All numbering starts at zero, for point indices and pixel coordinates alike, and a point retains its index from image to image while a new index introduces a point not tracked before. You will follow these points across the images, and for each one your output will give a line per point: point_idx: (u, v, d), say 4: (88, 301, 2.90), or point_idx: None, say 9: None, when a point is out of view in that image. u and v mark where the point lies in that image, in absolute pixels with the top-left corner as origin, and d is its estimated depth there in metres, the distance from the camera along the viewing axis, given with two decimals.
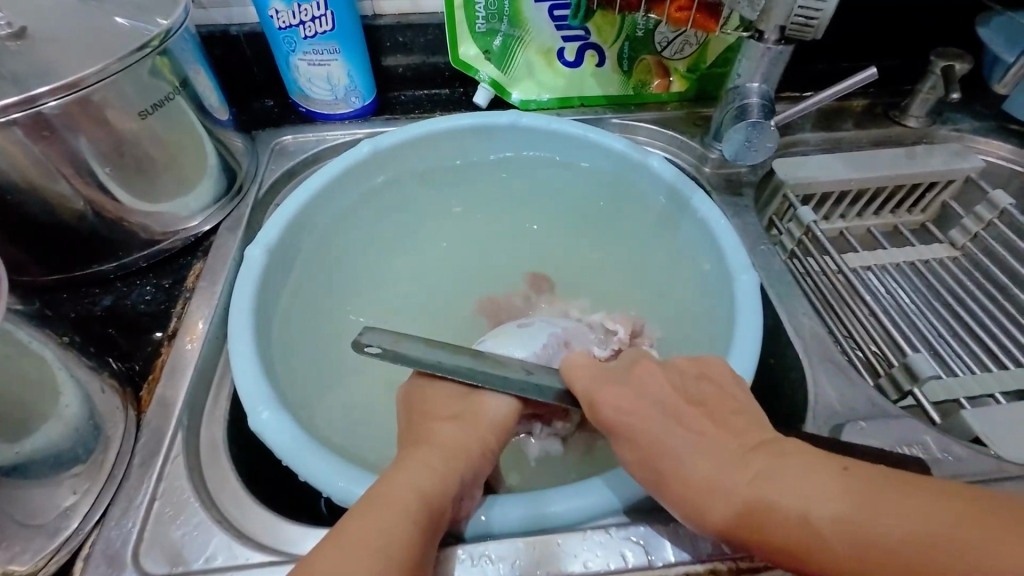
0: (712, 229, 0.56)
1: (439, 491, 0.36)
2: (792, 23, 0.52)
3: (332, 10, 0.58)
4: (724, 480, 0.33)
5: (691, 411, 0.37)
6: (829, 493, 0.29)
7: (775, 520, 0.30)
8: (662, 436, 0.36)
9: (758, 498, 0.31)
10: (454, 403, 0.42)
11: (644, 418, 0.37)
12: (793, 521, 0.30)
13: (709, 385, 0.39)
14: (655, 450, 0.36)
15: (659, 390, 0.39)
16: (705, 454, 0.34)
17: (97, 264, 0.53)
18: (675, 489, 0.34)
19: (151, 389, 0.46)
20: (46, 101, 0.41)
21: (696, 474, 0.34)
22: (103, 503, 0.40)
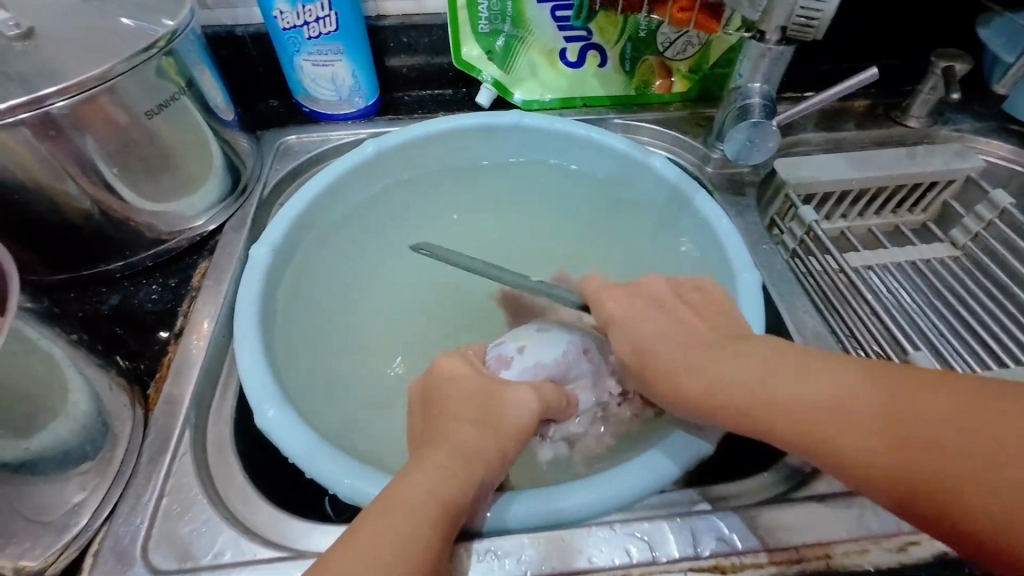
0: (714, 228, 0.56)
1: (456, 495, 0.36)
2: (793, 24, 0.52)
3: (336, 10, 0.58)
4: (727, 375, 0.36)
5: (694, 324, 0.41)
6: (829, 384, 0.32)
7: (775, 409, 0.33)
8: (665, 345, 0.40)
9: (760, 389, 0.34)
10: (474, 404, 0.41)
11: (652, 331, 0.41)
12: (793, 405, 0.32)
13: (709, 303, 0.43)
14: (659, 359, 0.39)
15: (662, 308, 0.43)
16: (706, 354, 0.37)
17: (103, 263, 0.53)
18: (678, 393, 0.38)
19: (158, 387, 0.47)
20: (54, 101, 0.42)
21: (700, 373, 0.37)
22: (111, 500, 0.40)
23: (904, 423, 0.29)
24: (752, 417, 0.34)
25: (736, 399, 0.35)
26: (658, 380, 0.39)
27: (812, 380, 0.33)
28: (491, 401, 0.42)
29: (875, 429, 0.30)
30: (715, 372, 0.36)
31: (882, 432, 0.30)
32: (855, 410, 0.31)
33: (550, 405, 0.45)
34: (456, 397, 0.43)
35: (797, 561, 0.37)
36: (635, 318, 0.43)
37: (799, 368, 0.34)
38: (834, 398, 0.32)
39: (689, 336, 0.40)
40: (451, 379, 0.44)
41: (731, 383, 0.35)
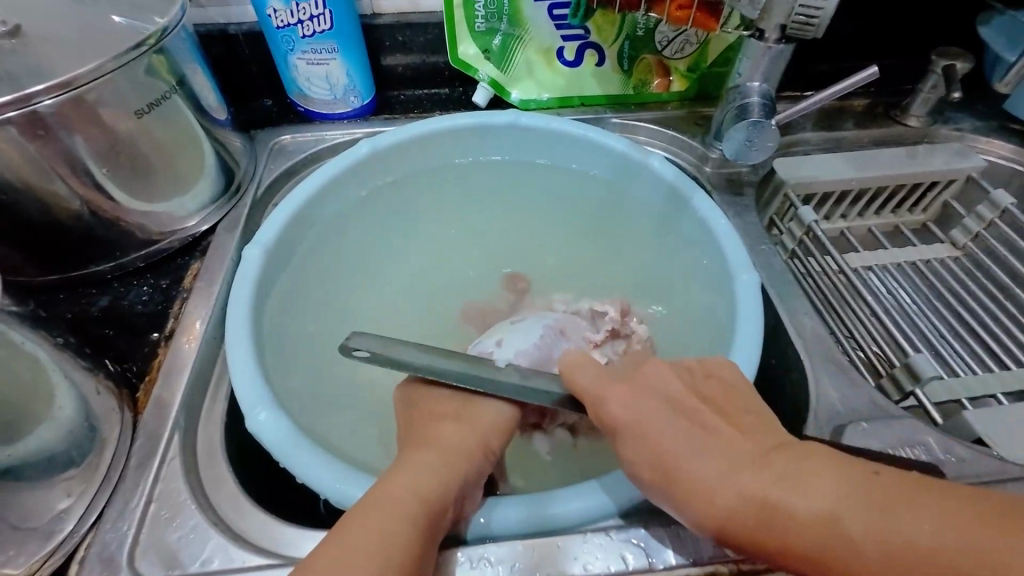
0: (712, 229, 0.55)
1: (439, 492, 0.35)
2: (793, 22, 0.52)
3: (330, 8, 0.58)
4: (742, 489, 0.32)
5: (703, 413, 0.37)
6: (853, 502, 0.29)
7: (795, 525, 0.30)
8: (670, 438, 0.35)
9: (777, 505, 0.30)
10: (454, 404, 0.42)
11: (654, 418, 0.36)
12: (817, 525, 0.29)
13: (717, 385, 0.39)
14: (664, 454, 0.35)
15: (665, 389, 0.38)
16: (716, 458, 0.34)
17: (94, 264, 0.53)
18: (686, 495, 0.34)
19: (147, 390, 0.46)
20: (42, 99, 0.41)
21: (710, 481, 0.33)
22: (98, 506, 0.39)
23: (946, 557, 0.26)
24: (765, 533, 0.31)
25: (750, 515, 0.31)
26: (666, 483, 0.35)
27: (834, 495, 0.29)
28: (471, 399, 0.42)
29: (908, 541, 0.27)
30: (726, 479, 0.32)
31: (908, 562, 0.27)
32: (890, 536, 0.28)
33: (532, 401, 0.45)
34: (436, 398, 0.43)
35: None
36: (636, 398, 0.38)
37: (823, 473, 0.31)
38: (865, 512, 0.28)
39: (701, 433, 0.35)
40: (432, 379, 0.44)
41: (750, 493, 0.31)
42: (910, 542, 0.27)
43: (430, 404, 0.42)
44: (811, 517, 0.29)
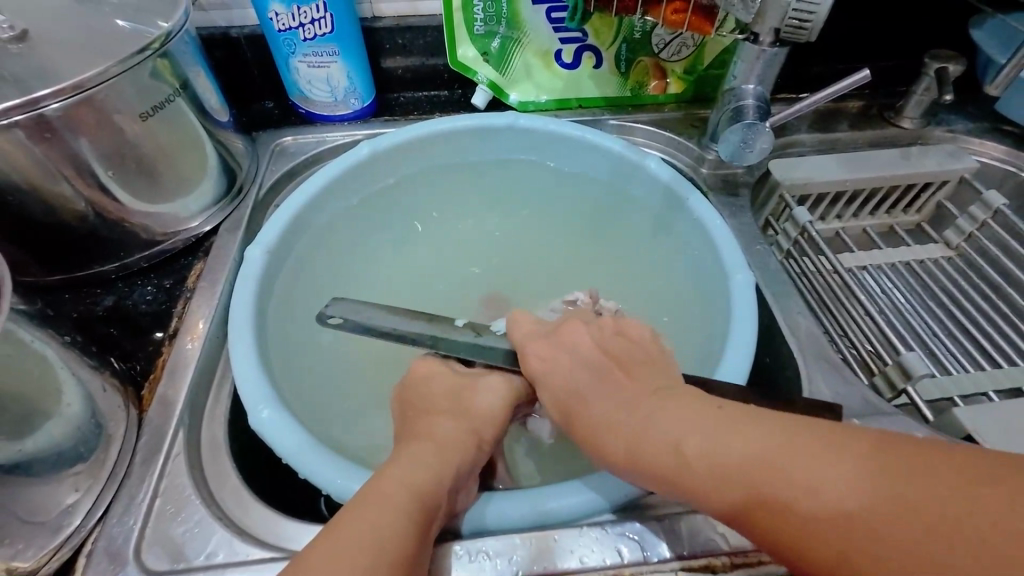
0: (708, 229, 0.56)
1: (434, 488, 0.36)
2: (786, 26, 0.53)
3: (331, 12, 0.59)
4: (683, 440, 0.32)
5: (645, 380, 0.37)
6: (790, 449, 0.28)
7: (737, 471, 0.29)
8: (616, 405, 0.36)
9: (717, 455, 0.30)
10: (447, 399, 0.43)
11: (597, 387, 0.38)
12: (754, 471, 0.29)
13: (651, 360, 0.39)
14: (608, 419, 0.36)
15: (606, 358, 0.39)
16: (661, 415, 0.34)
17: (98, 264, 0.54)
18: (631, 453, 0.34)
19: (152, 388, 0.47)
20: (49, 103, 0.42)
21: (655, 437, 0.33)
22: (104, 501, 0.40)
23: (883, 500, 0.25)
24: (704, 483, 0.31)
25: (692, 465, 0.31)
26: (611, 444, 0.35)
27: (772, 442, 0.29)
28: (465, 394, 0.43)
29: (845, 483, 0.26)
30: (671, 434, 0.33)
31: (843, 508, 0.26)
32: (823, 479, 0.27)
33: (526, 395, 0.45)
34: (430, 395, 0.43)
35: None
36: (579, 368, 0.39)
37: (767, 425, 0.30)
38: (802, 458, 0.28)
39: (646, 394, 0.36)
40: (427, 376, 0.45)
41: (692, 443, 0.31)
42: (846, 493, 0.26)
43: (425, 402, 0.43)
44: (747, 464, 0.29)
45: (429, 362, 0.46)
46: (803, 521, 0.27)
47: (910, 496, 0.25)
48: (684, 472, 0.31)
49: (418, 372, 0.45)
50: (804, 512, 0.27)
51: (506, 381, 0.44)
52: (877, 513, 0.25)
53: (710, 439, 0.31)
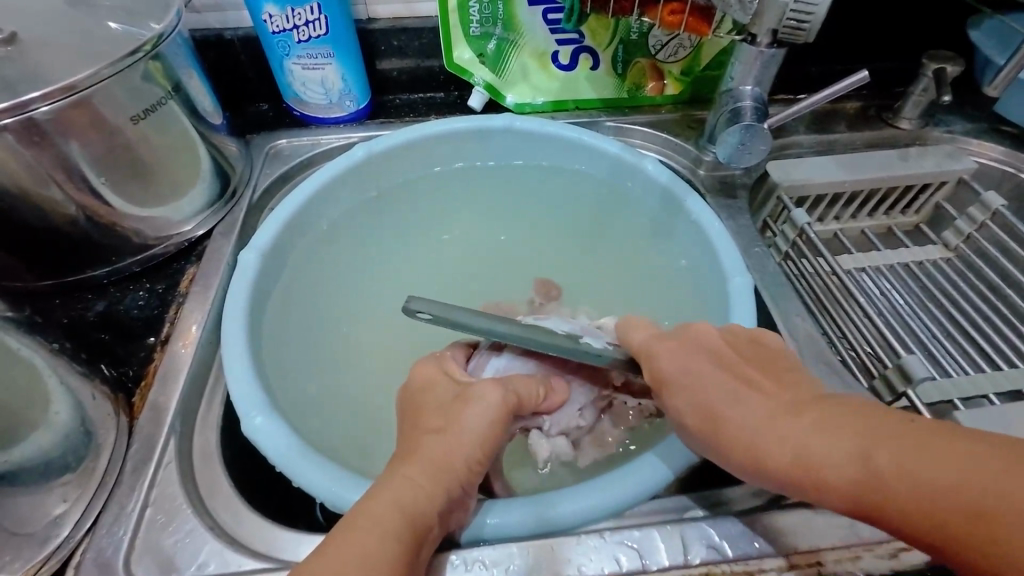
0: (706, 230, 0.56)
1: (425, 511, 0.35)
2: (784, 26, 0.52)
3: (325, 14, 0.58)
4: (784, 433, 0.33)
5: (754, 376, 0.38)
6: (898, 446, 0.29)
7: (830, 460, 0.31)
8: (707, 391, 0.38)
9: (810, 448, 0.32)
10: (442, 414, 0.41)
11: (701, 371, 0.39)
12: (852, 459, 0.30)
13: (762, 350, 0.40)
14: (714, 410, 0.37)
15: (715, 347, 0.40)
16: (759, 409, 0.35)
17: (90, 269, 0.53)
18: (732, 445, 0.35)
19: (143, 395, 0.46)
20: (38, 106, 0.41)
21: (752, 427, 0.35)
22: (94, 511, 0.39)
23: (984, 486, 0.26)
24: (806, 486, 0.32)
25: (790, 454, 0.32)
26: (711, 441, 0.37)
27: (863, 448, 0.30)
28: (457, 404, 0.41)
29: (936, 475, 0.27)
30: (764, 423, 0.34)
31: (942, 499, 0.26)
32: (911, 469, 0.28)
33: (523, 400, 0.43)
34: (427, 407, 0.42)
35: (787, 569, 0.37)
36: (687, 351, 0.40)
37: (846, 426, 0.31)
38: (880, 447, 0.29)
39: (732, 403, 0.36)
40: (426, 382, 0.44)
41: (795, 437, 0.32)
42: (926, 474, 0.27)
43: (422, 414, 0.42)
44: (847, 455, 0.30)
45: (425, 370, 0.45)
46: (891, 502, 0.28)
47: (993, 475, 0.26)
48: (784, 467, 0.32)
49: (417, 381, 0.45)
50: (895, 487, 0.28)
51: (499, 390, 0.41)
52: (962, 499, 0.26)
53: (810, 429, 0.32)
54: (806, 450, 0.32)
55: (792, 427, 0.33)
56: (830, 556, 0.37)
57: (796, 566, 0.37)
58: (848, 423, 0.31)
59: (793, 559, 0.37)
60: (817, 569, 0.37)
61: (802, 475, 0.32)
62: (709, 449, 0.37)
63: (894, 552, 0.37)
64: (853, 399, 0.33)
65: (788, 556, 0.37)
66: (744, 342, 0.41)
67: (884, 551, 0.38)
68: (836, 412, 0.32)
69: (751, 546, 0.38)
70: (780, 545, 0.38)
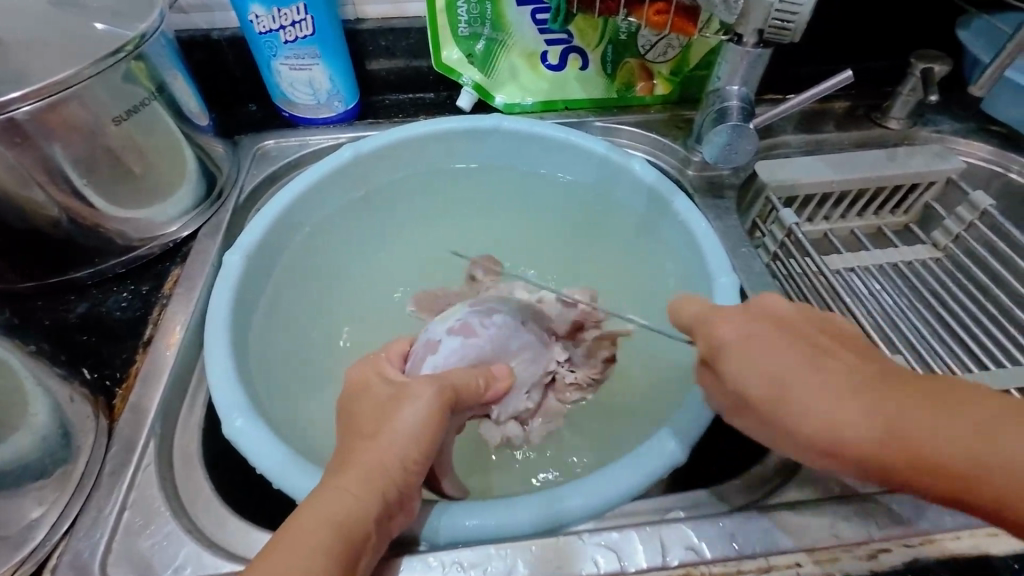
0: (692, 230, 0.56)
1: (358, 520, 0.34)
2: (769, 26, 0.52)
3: (312, 14, 0.58)
4: (877, 413, 0.29)
5: (826, 344, 0.33)
6: (981, 417, 0.28)
7: (921, 440, 0.28)
8: (782, 364, 0.32)
9: (912, 430, 0.28)
10: (377, 416, 0.39)
11: (774, 341, 0.33)
12: (969, 444, 0.27)
13: (823, 319, 0.36)
14: (790, 385, 0.31)
15: (782, 316, 0.35)
16: (836, 381, 0.31)
17: (74, 270, 0.53)
18: (810, 426, 0.30)
19: (124, 397, 0.46)
20: (18, 107, 0.41)
21: (834, 409, 0.30)
22: (71, 514, 0.39)
23: None
24: (879, 458, 0.29)
25: (881, 437, 0.29)
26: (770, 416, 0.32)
27: (945, 418, 0.28)
28: (391, 405, 0.40)
29: None
30: (851, 401, 0.30)
31: None
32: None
33: (463, 392, 0.42)
34: (363, 407, 0.41)
35: (766, 570, 0.37)
36: (753, 320, 0.35)
37: (949, 410, 0.28)
38: (1000, 436, 0.27)
39: (800, 364, 0.32)
40: (362, 386, 0.42)
41: (894, 417, 0.29)
42: None
43: (357, 415, 0.40)
44: (960, 442, 0.27)
45: (360, 372, 0.44)
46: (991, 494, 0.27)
47: None
48: (874, 448, 0.29)
49: (351, 383, 0.43)
50: (1011, 481, 0.26)
51: (432, 385, 0.40)
52: None
53: (917, 409, 0.28)
54: (908, 430, 0.28)
55: (882, 407, 0.29)
56: (810, 558, 0.37)
57: (775, 568, 0.37)
58: (953, 406, 0.28)
59: (772, 560, 0.37)
60: (796, 570, 0.37)
61: (892, 455, 0.29)
62: (775, 426, 0.32)
63: (873, 554, 0.37)
64: (948, 376, 0.30)
65: (768, 557, 0.37)
66: (808, 313, 0.36)
67: (864, 552, 0.37)
68: (928, 392, 0.29)
69: (731, 547, 0.38)
70: (760, 546, 0.38)
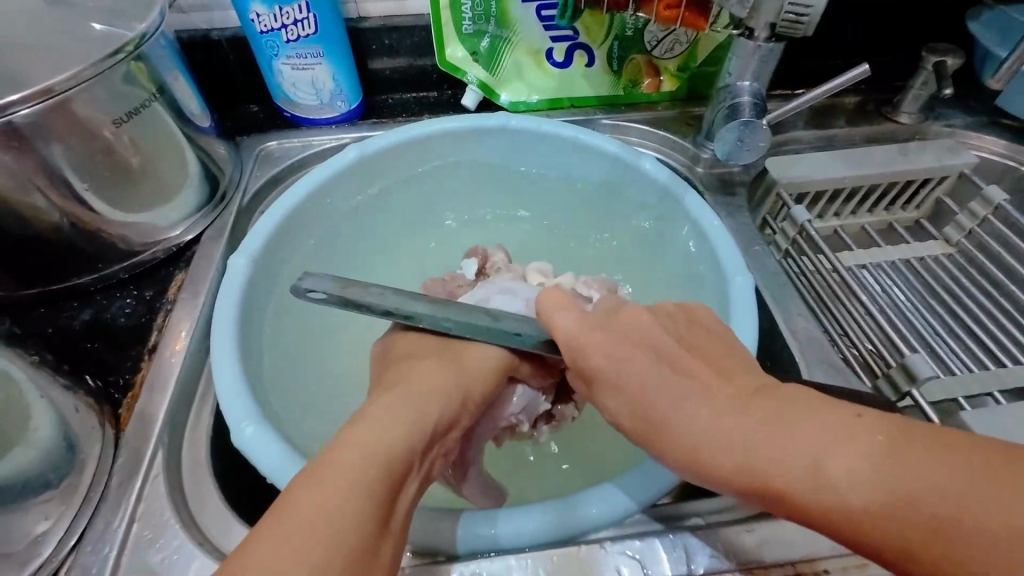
0: (706, 232, 0.54)
1: (354, 484, 0.30)
2: (783, 21, 0.51)
3: (314, 12, 0.57)
4: (728, 435, 0.31)
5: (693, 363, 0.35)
6: (860, 448, 0.27)
7: (811, 477, 0.27)
8: (650, 389, 0.35)
9: (713, 445, 0.31)
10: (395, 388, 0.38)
11: (635, 359, 0.36)
12: (752, 456, 0.29)
13: (701, 332, 0.39)
14: (650, 404, 0.35)
15: (651, 336, 0.38)
16: (701, 405, 0.33)
17: (77, 276, 0.52)
18: (678, 450, 0.33)
19: (130, 405, 0.45)
20: (18, 110, 0.40)
21: (700, 431, 0.32)
22: (78, 528, 0.38)
23: (910, 503, 0.25)
24: (786, 501, 0.28)
25: (740, 461, 0.30)
26: (656, 442, 0.34)
27: (860, 461, 0.26)
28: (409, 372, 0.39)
29: (864, 495, 0.26)
30: (707, 423, 0.32)
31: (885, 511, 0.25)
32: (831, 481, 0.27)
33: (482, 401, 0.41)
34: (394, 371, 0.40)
35: None
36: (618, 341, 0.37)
37: (761, 435, 0.30)
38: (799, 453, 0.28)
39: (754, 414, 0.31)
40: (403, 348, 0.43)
41: (709, 428, 0.31)
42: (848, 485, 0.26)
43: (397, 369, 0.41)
44: (745, 456, 0.30)
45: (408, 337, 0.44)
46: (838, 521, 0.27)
47: (923, 496, 0.25)
48: (807, 500, 0.27)
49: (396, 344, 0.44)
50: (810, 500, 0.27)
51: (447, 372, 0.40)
52: (883, 511, 0.25)
53: (751, 429, 0.30)
54: (713, 445, 0.31)
55: (730, 430, 0.31)
56: (835, 564, 0.37)
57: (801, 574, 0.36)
58: (784, 425, 0.29)
59: (799, 567, 0.36)
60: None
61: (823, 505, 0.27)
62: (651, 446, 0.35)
63: None
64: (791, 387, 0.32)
65: (794, 563, 0.37)
66: (681, 325, 0.39)
67: None
68: (782, 412, 0.30)
69: (756, 555, 0.37)
70: (785, 552, 0.37)
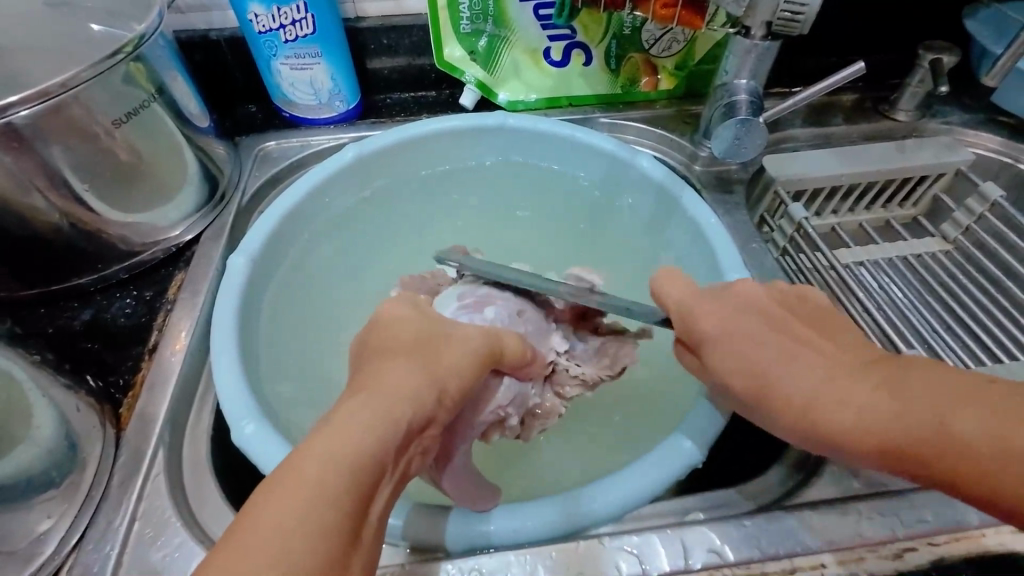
0: (704, 229, 0.55)
1: (342, 481, 0.29)
2: (778, 19, 0.51)
3: (312, 12, 0.57)
4: (842, 394, 0.30)
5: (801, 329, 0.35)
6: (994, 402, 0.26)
7: (917, 428, 0.27)
8: (760, 346, 0.34)
9: (819, 404, 0.31)
10: (385, 371, 0.36)
11: (743, 325, 0.36)
12: (865, 414, 0.29)
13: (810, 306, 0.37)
14: (755, 367, 0.34)
15: (764, 305, 0.37)
16: (815, 364, 0.32)
17: (77, 277, 0.52)
18: (781, 408, 0.32)
19: (131, 405, 0.45)
20: (17, 111, 0.40)
21: (808, 391, 0.31)
22: (79, 526, 0.38)
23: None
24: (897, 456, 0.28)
25: (854, 418, 0.29)
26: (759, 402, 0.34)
27: (987, 413, 0.26)
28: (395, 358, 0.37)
29: (988, 445, 0.26)
30: (818, 383, 0.31)
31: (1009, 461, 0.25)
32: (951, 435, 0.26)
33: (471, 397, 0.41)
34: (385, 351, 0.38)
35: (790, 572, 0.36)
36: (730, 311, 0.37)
37: (868, 395, 0.29)
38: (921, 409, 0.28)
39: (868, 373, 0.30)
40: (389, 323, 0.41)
41: (814, 388, 0.31)
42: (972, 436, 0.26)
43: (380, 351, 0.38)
44: (855, 415, 0.29)
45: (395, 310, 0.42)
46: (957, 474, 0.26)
47: None
48: (925, 453, 0.27)
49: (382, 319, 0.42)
50: (927, 454, 0.27)
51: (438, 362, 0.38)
52: (1007, 457, 0.25)
53: (867, 389, 0.30)
54: (818, 403, 0.31)
55: (841, 389, 0.30)
56: (832, 559, 0.37)
57: (798, 569, 0.37)
58: (903, 382, 0.29)
59: (796, 562, 0.37)
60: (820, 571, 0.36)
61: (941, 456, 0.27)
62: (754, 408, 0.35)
63: (897, 554, 0.37)
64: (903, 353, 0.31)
65: (791, 559, 0.37)
66: (790, 300, 0.38)
67: (889, 551, 0.37)
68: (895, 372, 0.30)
69: (754, 550, 0.37)
70: (783, 547, 0.37)
